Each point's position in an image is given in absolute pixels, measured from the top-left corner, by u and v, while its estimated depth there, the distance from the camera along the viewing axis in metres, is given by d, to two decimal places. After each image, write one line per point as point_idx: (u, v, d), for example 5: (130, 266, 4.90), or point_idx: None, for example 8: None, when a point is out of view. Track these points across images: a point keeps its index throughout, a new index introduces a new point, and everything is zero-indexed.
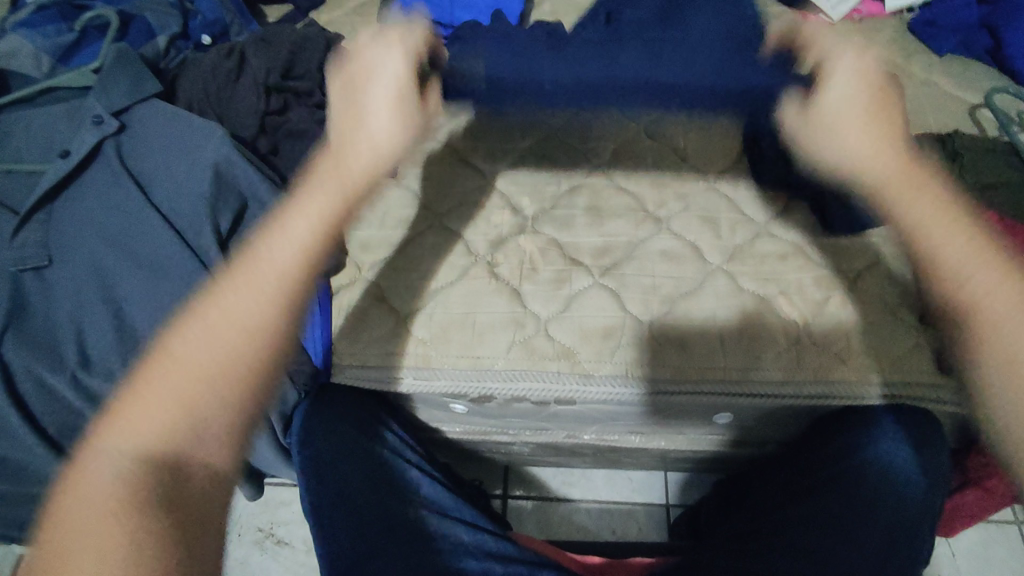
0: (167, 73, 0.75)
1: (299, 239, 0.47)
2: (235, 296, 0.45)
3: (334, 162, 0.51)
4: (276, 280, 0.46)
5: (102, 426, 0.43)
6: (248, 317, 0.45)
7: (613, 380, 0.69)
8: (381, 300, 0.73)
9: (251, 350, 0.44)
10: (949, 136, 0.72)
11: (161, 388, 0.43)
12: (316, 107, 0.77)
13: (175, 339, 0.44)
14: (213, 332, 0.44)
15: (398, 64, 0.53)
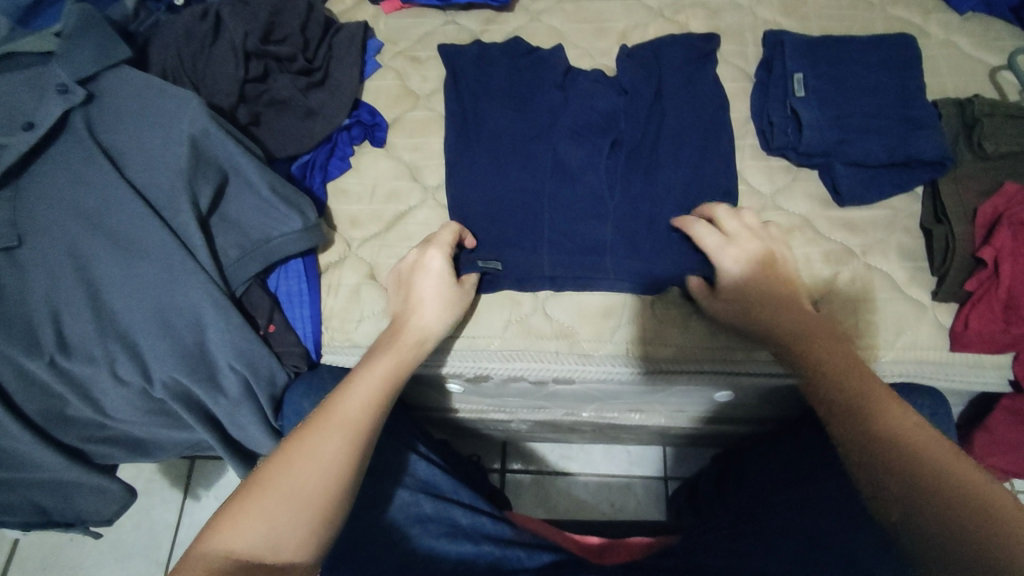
0: (138, 36, 0.70)
1: (385, 367, 0.59)
2: (324, 431, 0.53)
3: (396, 328, 0.62)
4: (349, 431, 0.54)
5: (200, 539, 0.47)
6: (332, 465, 0.52)
7: (612, 359, 0.67)
8: (372, 278, 0.70)
9: (335, 481, 0.51)
10: (970, 101, 0.68)
11: (256, 506, 0.48)
12: (298, 75, 0.75)
13: (276, 465, 0.51)
14: (302, 466, 0.51)
15: (438, 266, 0.64)
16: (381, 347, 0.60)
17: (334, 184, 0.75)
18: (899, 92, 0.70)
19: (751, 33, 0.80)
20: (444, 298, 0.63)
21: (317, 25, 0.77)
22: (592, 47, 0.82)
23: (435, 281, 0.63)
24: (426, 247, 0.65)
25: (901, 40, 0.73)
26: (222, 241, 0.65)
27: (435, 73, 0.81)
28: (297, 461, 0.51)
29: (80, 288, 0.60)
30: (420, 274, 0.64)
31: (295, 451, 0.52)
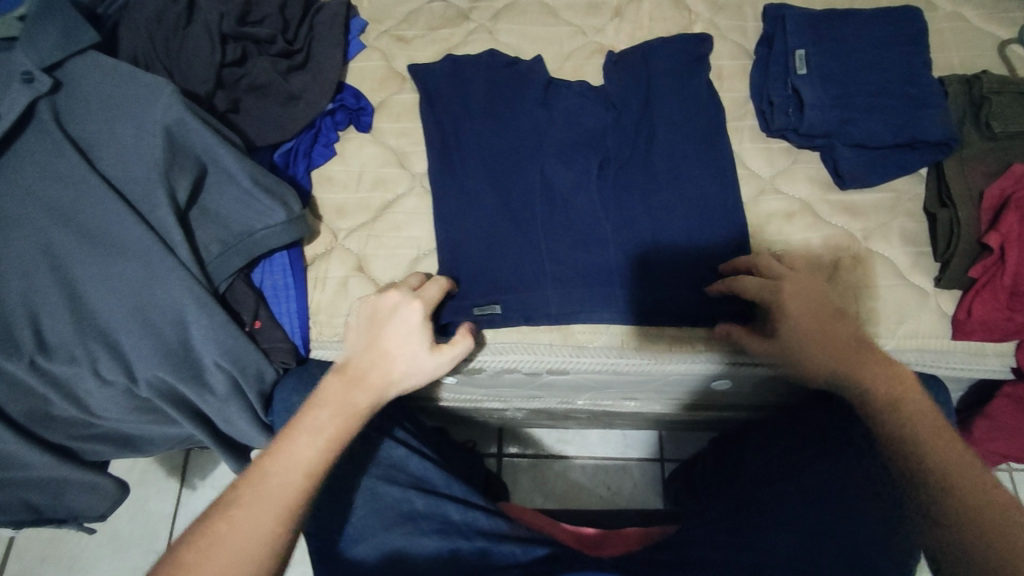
0: (106, 20, 0.67)
1: (325, 429, 0.53)
2: (247, 509, 0.49)
3: (351, 376, 0.56)
4: (278, 502, 0.50)
5: None
6: (257, 548, 0.48)
7: (607, 351, 0.66)
8: (360, 271, 0.68)
9: (257, 564, 0.48)
10: (978, 76, 0.65)
11: None
12: (278, 58, 0.71)
13: (201, 543, 0.47)
14: (223, 552, 0.47)
15: (412, 318, 0.58)
16: (323, 400, 0.55)
17: (318, 172, 0.72)
18: (904, 69, 0.67)
19: (750, 7, 0.77)
20: (413, 344, 0.58)
21: (297, 5, 0.73)
22: (585, 24, 0.78)
23: (408, 334, 0.58)
24: (404, 295, 0.60)
25: (907, 13, 0.70)
26: (202, 236, 0.62)
27: (421, 53, 0.78)
28: (217, 546, 0.47)
29: (56, 287, 0.57)
30: (389, 324, 0.58)
31: (215, 536, 0.48)
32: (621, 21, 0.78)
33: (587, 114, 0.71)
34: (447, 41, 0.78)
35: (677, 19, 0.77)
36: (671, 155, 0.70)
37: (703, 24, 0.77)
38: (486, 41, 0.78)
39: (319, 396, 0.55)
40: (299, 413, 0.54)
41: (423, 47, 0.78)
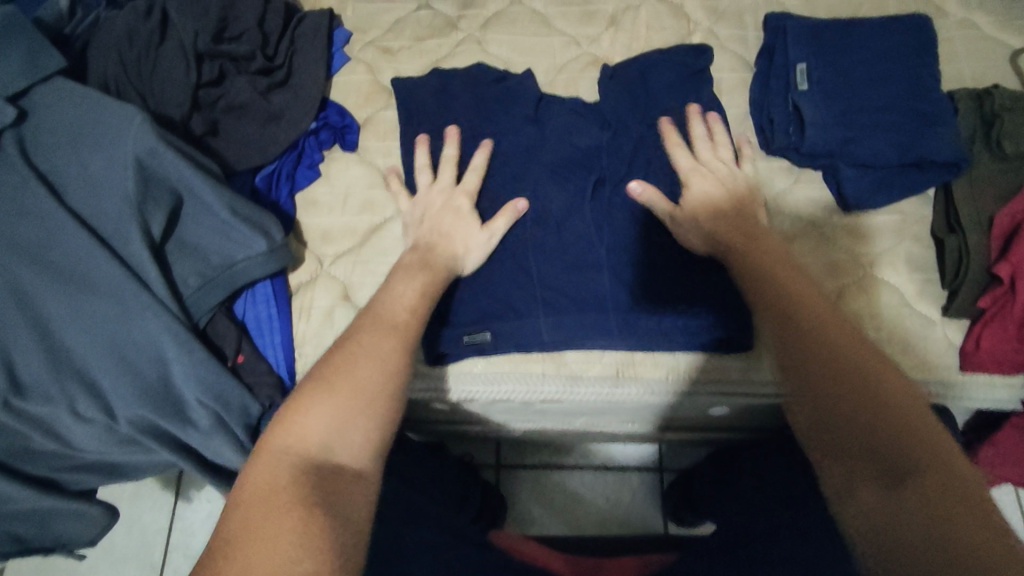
0: (75, 39, 0.64)
1: (417, 284, 0.57)
2: (361, 349, 0.49)
3: (424, 250, 0.61)
4: (394, 329, 0.52)
5: (260, 466, 0.43)
6: (388, 368, 0.49)
7: (602, 382, 0.64)
8: (346, 299, 0.65)
9: (380, 403, 0.47)
10: (988, 93, 0.63)
11: (326, 400, 0.46)
12: (257, 75, 0.68)
13: (333, 361, 0.48)
14: (335, 399, 0.46)
15: (463, 206, 0.64)
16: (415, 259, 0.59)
17: (302, 195, 0.69)
18: (912, 83, 0.64)
19: (751, 16, 0.74)
20: (469, 226, 0.63)
21: (277, 17, 0.70)
22: (579, 33, 0.75)
23: (460, 219, 0.63)
24: (450, 189, 0.65)
25: (915, 23, 0.67)
26: (180, 269, 0.60)
27: (408, 66, 0.74)
28: (328, 395, 0.46)
29: (26, 327, 0.55)
30: (451, 215, 0.63)
31: (324, 391, 0.46)
32: (616, 31, 0.74)
33: (581, 133, 0.68)
34: (435, 53, 0.75)
35: (674, 28, 0.74)
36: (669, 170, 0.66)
37: (702, 33, 0.73)
38: (475, 52, 0.74)
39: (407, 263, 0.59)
40: (396, 271, 0.58)
41: (409, 60, 0.75)
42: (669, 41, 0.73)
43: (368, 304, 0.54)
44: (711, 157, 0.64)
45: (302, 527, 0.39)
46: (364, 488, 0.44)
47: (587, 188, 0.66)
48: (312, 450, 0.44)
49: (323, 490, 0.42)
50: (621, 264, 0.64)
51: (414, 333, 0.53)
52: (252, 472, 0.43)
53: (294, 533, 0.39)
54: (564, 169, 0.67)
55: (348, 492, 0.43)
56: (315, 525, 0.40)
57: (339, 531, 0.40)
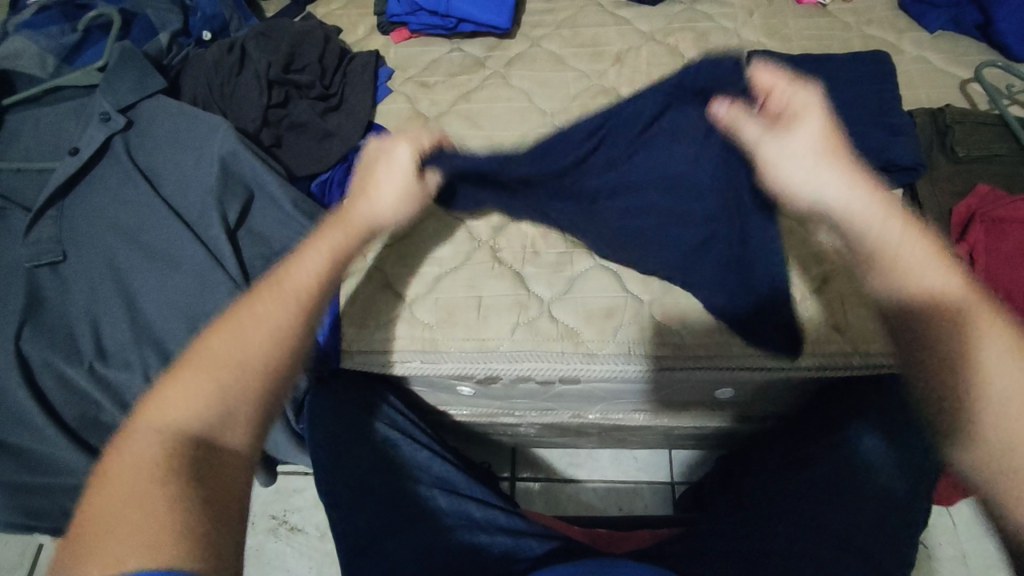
0: (171, 69, 0.78)
1: (332, 242, 0.59)
2: (251, 320, 0.52)
3: (346, 218, 0.61)
4: (291, 298, 0.54)
5: (134, 428, 0.47)
6: (270, 341, 0.52)
7: (616, 358, 0.70)
8: (389, 287, 0.74)
9: (256, 384, 0.50)
10: (941, 109, 0.73)
11: (201, 369, 0.49)
12: (316, 100, 0.80)
13: (221, 329, 0.51)
14: (218, 381, 0.49)
15: (404, 160, 0.63)
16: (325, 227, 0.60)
17: (351, 200, 0.79)
18: (876, 104, 0.76)
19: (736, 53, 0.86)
20: (403, 189, 0.63)
21: (333, 56, 0.83)
22: (589, 69, 0.87)
23: (393, 172, 0.63)
24: (395, 142, 0.64)
25: (875, 57, 0.79)
26: (248, 253, 0.69)
27: (442, 96, 0.86)
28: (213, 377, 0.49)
29: (118, 298, 0.65)
30: (383, 161, 0.63)
31: (207, 367, 0.49)
32: (621, 66, 0.87)
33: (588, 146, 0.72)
34: (465, 85, 0.87)
35: (672, 64, 0.86)
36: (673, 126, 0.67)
37: None
38: (501, 85, 0.86)
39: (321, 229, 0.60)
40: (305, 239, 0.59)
41: (445, 90, 0.86)
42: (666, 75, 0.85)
43: (266, 273, 0.56)
44: None
45: (165, 502, 0.42)
46: (243, 462, 0.49)
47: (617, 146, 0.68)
48: (189, 429, 0.47)
49: (191, 461, 0.46)
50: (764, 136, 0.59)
51: (313, 306, 0.55)
52: (125, 443, 0.46)
53: (155, 507, 0.42)
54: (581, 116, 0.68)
55: (215, 467, 0.47)
56: (175, 504, 0.42)
57: (196, 504, 0.43)
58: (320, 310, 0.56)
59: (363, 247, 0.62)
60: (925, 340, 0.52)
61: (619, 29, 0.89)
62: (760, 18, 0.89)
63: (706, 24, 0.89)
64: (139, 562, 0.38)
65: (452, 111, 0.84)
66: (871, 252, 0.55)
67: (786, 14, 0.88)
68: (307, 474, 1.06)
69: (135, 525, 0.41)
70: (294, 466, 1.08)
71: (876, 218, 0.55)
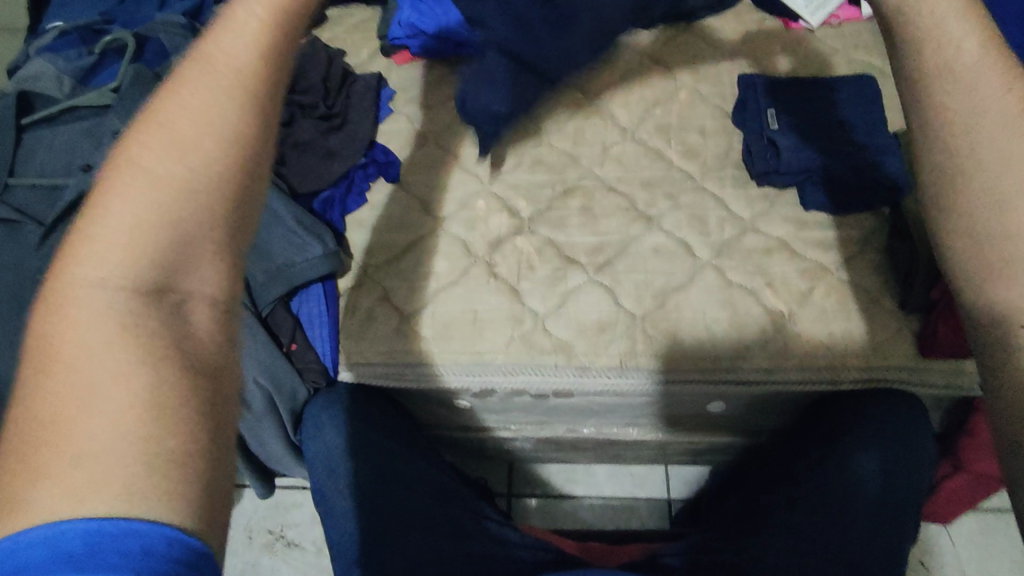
0: None
1: (258, 9, 0.39)
2: (188, 109, 0.36)
3: None
4: (235, 79, 0.38)
5: (64, 285, 0.34)
6: (220, 133, 0.36)
7: (607, 371, 0.71)
8: (387, 301, 0.75)
9: (224, 201, 0.37)
10: None
11: (141, 195, 0.35)
12: (319, 120, 0.84)
13: (152, 126, 0.36)
14: (161, 222, 0.35)
15: None
16: None
17: (352, 217, 0.82)
18: (863, 125, 0.78)
19: (727, 77, 0.89)
20: None
21: (336, 77, 0.87)
22: (585, 91, 0.90)
23: None
24: None
25: (861, 80, 0.81)
26: (252, 267, 0.72)
27: (442, 116, 0.89)
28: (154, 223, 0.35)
29: None
30: None
31: (152, 186, 0.35)
32: (616, 89, 0.90)
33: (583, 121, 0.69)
34: None
35: (664, 87, 0.89)
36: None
37: (687, 91, 0.88)
38: None
39: None
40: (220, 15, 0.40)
41: (445, 111, 0.89)
42: (660, 97, 0.88)
43: (185, 56, 0.38)
44: (755, 205, 0.79)
45: (137, 399, 0.32)
46: (218, 304, 0.37)
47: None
48: (133, 286, 0.35)
49: (162, 329, 0.35)
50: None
51: (267, 88, 0.39)
52: (57, 310, 0.34)
53: (127, 408, 0.32)
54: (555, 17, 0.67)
55: (194, 332, 0.36)
56: (156, 396, 0.33)
57: (180, 386, 0.34)
58: (274, 89, 0.39)
59: (302, 5, 0.41)
60: (971, 199, 0.40)
61: (614, 53, 0.92)
62: (751, 43, 0.91)
63: (698, 48, 0.92)
64: (115, 501, 0.30)
65: (451, 132, 0.87)
66: (927, 90, 0.42)
67: (777, 38, 0.91)
68: (306, 488, 1.07)
69: (106, 436, 0.31)
70: (293, 481, 1.09)
71: (941, 26, 0.42)
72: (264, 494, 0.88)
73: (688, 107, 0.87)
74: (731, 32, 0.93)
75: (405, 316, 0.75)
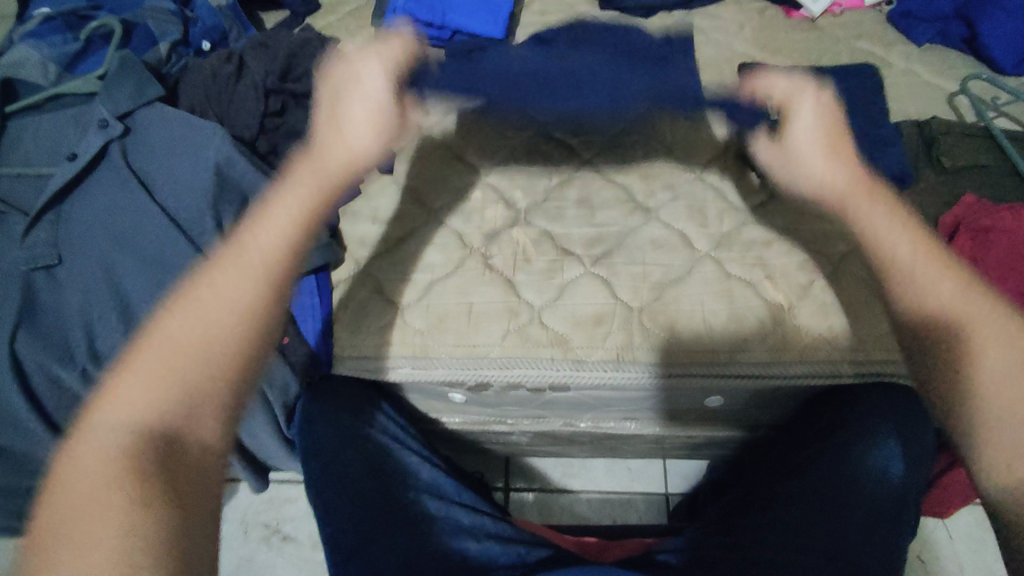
0: (170, 76, 0.79)
1: (295, 206, 0.52)
2: (210, 295, 0.48)
3: (317, 157, 0.55)
4: (258, 276, 0.49)
5: (95, 405, 0.45)
6: (231, 324, 0.48)
7: (604, 365, 0.70)
8: (380, 294, 0.74)
9: (224, 367, 0.48)
10: (928, 120, 0.75)
11: (167, 346, 0.47)
12: (312, 109, 0.82)
13: (182, 305, 0.48)
14: (165, 378, 0.46)
15: (382, 84, 0.57)
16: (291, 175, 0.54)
17: (345, 208, 0.80)
18: (865, 115, 0.77)
19: (728, 65, 0.87)
20: (381, 121, 0.56)
21: (330, 65, 0.85)
22: None
23: (373, 94, 0.56)
24: (382, 63, 0.58)
25: (862, 70, 0.80)
26: None
27: None
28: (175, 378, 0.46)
29: (113, 303, 0.65)
30: (355, 86, 0.56)
31: (169, 358, 0.46)
32: None
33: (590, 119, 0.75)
34: None
35: None
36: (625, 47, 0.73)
37: None
38: None
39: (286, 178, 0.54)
40: (254, 211, 0.52)
41: None
42: None
43: (226, 241, 0.51)
44: (755, 196, 0.78)
45: (134, 522, 0.41)
46: (212, 456, 0.47)
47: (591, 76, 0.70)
48: (138, 430, 0.45)
49: (154, 465, 0.44)
50: (795, 123, 0.58)
51: (283, 278, 0.50)
52: (80, 442, 0.44)
53: (117, 509, 0.41)
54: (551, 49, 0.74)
55: (188, 461, 0.46)
56: (145, 522, 0.42)
57: (158, 514, 0.42)
58: (297, 264, 0.51)
59: (331, 204, 0.54)
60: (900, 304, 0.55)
61: None
62: (752, 31, 0.90)
63: (697, 37, 0.90)
64: None
65: (446, 121, 0.85)
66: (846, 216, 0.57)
67: (778, 27, 0.89)
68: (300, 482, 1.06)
69: (104, 534, 0.41)
70: (288, 474, 1.08)
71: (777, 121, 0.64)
72: (258, 488, 0.87)
73: None
74: (731, 19, 0.91)
75: (398, 309, 0.74)
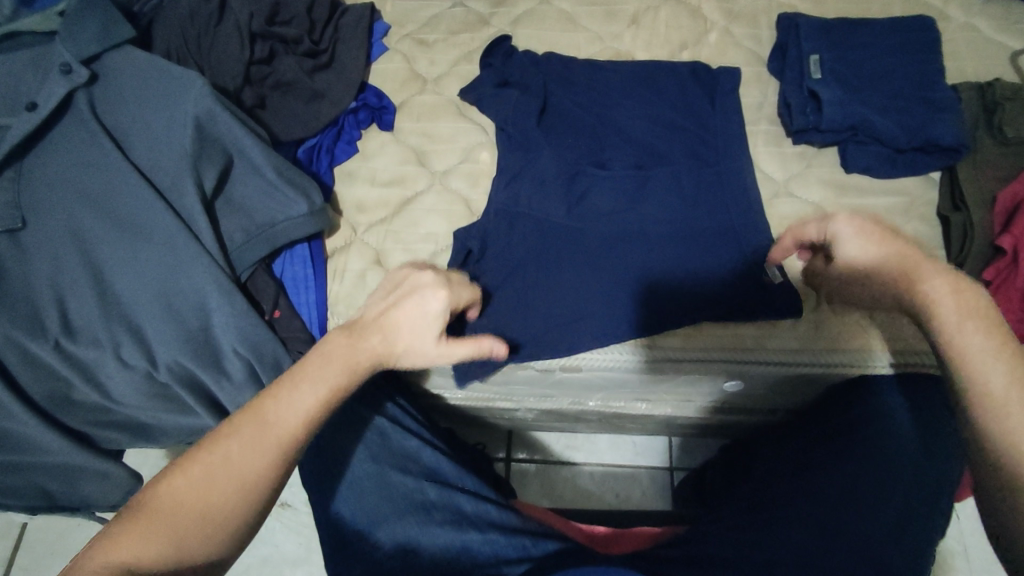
0: (142, 17, 0.71)
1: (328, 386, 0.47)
2: (234, 452, 0.43)
3: (358, 336, 0.50)
4: (282, 442, 0.44)
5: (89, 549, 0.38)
6: (251, 476, 0.42)
7: (619, 347, 0.65)
8: (379, 265, 0.68)
9: (235, 520, 0.41)
10: (989, 84, 0.68)
11: (183, 494, 0.41)
12: (304, 57, 0.74)
13: (206, 448, 0.43)
14: (178, 525, 0.40)
15: (436, 309, 0.52)
16: (335, 348, 0.49)
17: (341, 168, 0.73)
18: (918, 77, 0.69)
19: (765, 17, 0.79)
20: (425, 339, 0.52)
21: (323, 7, 0.76)
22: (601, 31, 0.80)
23: (420, 314, 0.52)
24: (431, 283, 0.54)
25: (917, 25, 0.72)
26: (227, 225, 0.64)
27: (443, 56, 0.79)
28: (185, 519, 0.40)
29: (85, 271, 0.59)
30: (410, 301, 0.53)
31: (178, 509, 0.40)
32: (638, 28, 0.79)
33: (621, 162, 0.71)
34: (467, 45, 0.80)
35: (693, 27, 0.79)
36: (657, 197, 0.69)
37: (718, 33, 0.79)
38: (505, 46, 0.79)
39: (328, 350, 0.49)
40: (288, 378, 0.47)
41: (445, 49, 0.79)
42: (687, 38, 0.78)
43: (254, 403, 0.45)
44: (790, 165, 0.71)
45: None
46: None
47: (611, 292, 0.65)
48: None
49: None
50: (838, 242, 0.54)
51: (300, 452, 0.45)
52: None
53: None
54: (585, 206, 0.69)
55: None
56: None
57: None
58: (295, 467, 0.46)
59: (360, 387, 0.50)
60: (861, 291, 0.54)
61: None
62: None
63: None
64: None
65: (452, 74, 0.77)
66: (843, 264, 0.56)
67: None
68: None
69: None
70: None
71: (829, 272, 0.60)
72: None
73: (718, 51, 0.77)
74: None
75: None
